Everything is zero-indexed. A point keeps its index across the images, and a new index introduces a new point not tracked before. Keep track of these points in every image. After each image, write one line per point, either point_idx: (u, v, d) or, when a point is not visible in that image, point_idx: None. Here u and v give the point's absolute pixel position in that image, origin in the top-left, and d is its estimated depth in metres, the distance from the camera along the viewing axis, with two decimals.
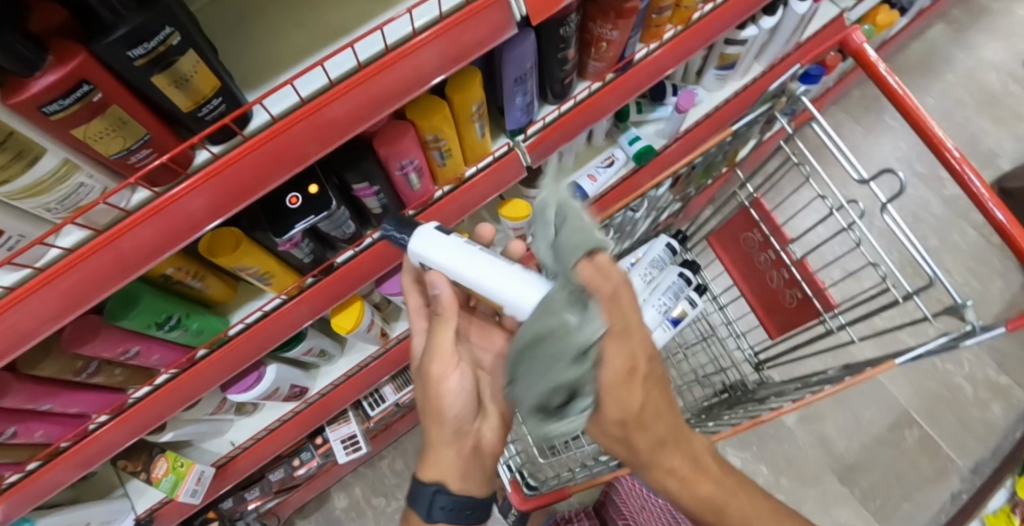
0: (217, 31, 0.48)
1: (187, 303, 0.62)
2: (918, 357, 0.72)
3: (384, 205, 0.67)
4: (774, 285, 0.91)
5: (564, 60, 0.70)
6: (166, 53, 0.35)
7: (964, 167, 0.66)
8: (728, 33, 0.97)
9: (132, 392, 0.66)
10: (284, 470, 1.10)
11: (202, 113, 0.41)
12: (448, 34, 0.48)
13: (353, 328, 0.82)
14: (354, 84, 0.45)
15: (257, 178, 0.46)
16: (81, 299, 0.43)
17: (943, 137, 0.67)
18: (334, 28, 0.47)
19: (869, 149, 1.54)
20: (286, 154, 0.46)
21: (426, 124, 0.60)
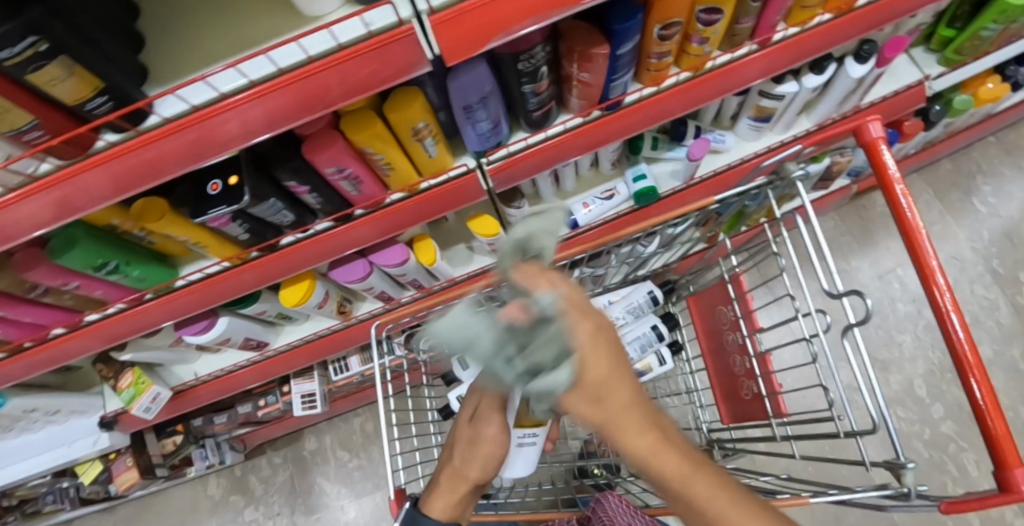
0: (150, 25, 0.51)
1: (133, 252, 0.68)
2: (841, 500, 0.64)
3: (323, 201, 0.68)
4: (736, 371, 0.84)
5: (532, 92, 0.66)
6: (33, 57, 0.39)
7: (947, 308, 0.56)
8: (766, 83, 0.86)
9: (87, 315, 0.74)
10: (251, 406, 1.13)
11: (92, 105, 0.45)
12: (348, 63, 0.47)
13: (298, 303, 0.82)
14: (238, 101, 0.46)
15: (145, 169, 0.49)
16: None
17: (936, 264, 0.58)
18: (245, 39, 0.49)
19: (945, 231, 1.35)
20: (174, 153, 0.48)
21: (358, 138, 0.59)
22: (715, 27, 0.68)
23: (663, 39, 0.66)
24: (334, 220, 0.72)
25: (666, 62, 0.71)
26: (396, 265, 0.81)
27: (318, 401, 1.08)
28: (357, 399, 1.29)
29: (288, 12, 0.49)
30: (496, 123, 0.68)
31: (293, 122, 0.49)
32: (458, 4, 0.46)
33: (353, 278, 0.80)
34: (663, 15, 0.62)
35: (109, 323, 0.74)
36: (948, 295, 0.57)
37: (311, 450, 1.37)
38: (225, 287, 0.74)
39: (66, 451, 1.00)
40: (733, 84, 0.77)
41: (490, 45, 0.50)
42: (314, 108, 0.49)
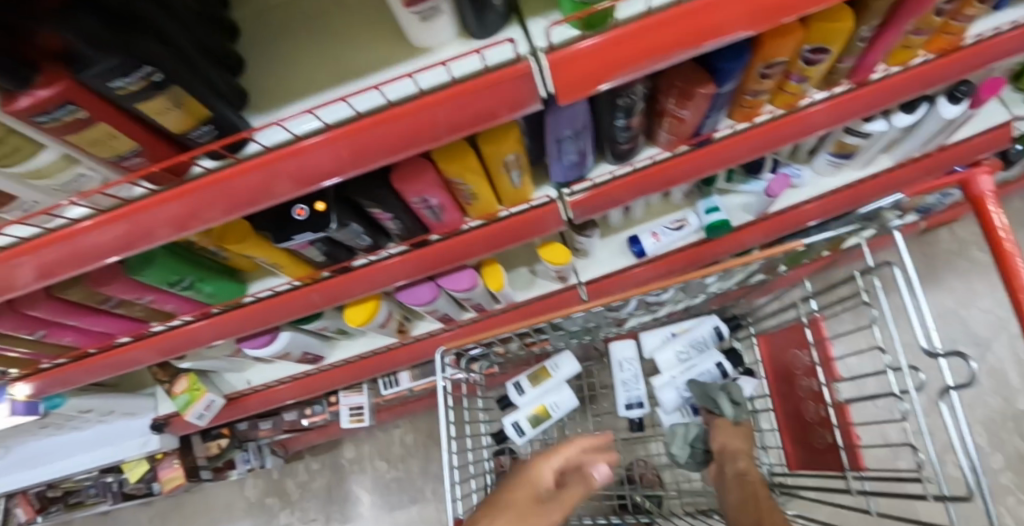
0: (249, 49, 0.50)
1: (206, 268, 0.67)
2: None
3: (403, 228, 0.66)
4: (809, 418, 0.79)
5: (624, 126, 0.63)
6: (149, 86, 0.37)
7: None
8: (854, 122, 0.82)
9: (153, 325, 0.74)
10: (296, 414, 1.13)
11: (195, 134, 0.44)
12: (462, 98, 0.44)
13: (363, 322, 0.80)
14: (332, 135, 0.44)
15: (222, 203, 0.46)
16: (61, 269, 0.48)
17: None
18: (350, 69, 0.47)
19: None
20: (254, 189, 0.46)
21: (449, 169, 0.57)
22: (818, 66, 0.64)
23: (764, 77, 0.62)
24: (407, 245, 0.70)
25: (761, 100, 0.68)
26: (463, 290, 0.80)
27: (365, 413, 1.09)
28: (398, 411, 1.28)
29: (397, 41, 0.47)
30: (582, 155, 0.65)
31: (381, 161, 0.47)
32: (576, 45, 0.44)
33: (418, 301, 0.80)
34: (768, 55, 0.59)
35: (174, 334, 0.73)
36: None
37: (348, 458, 1.36)
38: (287, 305, 0.72)
39: (115, 450, 1.00)
40: (804, 130, 0.73)
41: (604, 88, 0.47)
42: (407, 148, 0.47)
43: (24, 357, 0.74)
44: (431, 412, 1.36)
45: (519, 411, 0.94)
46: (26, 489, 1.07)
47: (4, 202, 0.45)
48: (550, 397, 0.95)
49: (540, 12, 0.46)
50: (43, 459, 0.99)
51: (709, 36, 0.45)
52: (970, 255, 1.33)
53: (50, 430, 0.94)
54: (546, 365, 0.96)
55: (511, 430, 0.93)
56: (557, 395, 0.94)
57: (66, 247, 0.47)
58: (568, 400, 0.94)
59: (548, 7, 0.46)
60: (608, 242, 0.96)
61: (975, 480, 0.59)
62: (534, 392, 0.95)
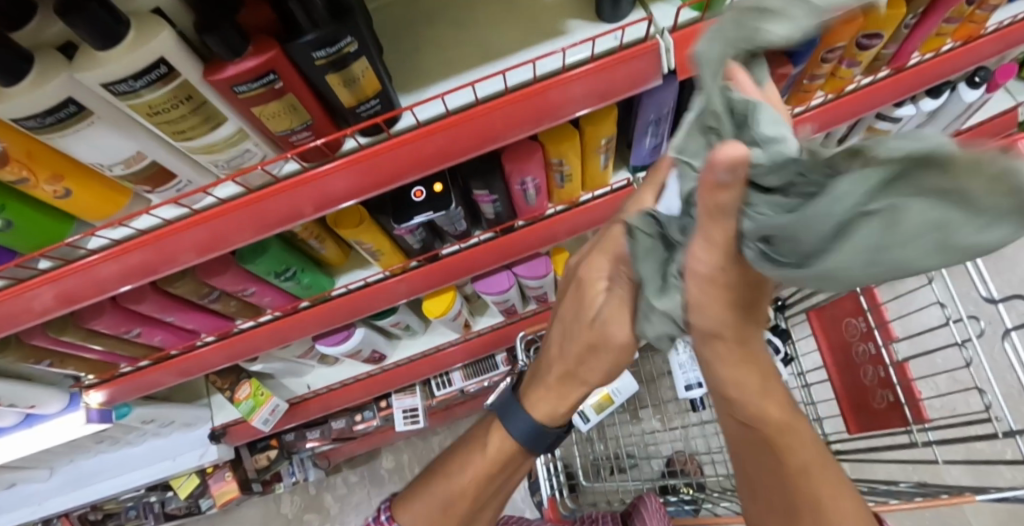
0: (386, 34, 0.53)
1: (304, 260, 0.68)
2: (1004, 498, 0.67)
3: (497, 213, 0.69)
4: (866, 381, 0.84)
5: (701, 110, 0.68)
6: (341, 57, 0.40)
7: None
8: (885, 108, 0.89)
9: (239, 322, 0.74)
10: (345, 422, 1.12)
11: (361, 110, 0.46)
12: (600, 72, 0.48)
13: (440, 314, 0.82)
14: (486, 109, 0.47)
15: (382, 176, 0.50)
16: (215, 245, 0.50)
17: None
18: (489, 51, 0.50)
19: (1015, 255, 1.37)
20: (408, 162, 0.49)
21: (553, 149, 0.61)
22: (869, 51, 0.71)
23: (825, 61, 0.69)
24: (494, 231, 0.73)
25: (816, 84, 0.74)
26: (537, 279, 0.82)
27: (420, 416, 1.06)
28: (441, 416, 1.27)
29: (532, 26, 0.51)
30: (661, 139, 0.70)
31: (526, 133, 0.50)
32: (699, 23, 0.49)
33: (496, 290, 0.81)
34: (833, 40, 0.65)
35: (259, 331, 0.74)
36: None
37: (388, 469, 1.35)
38: (370, 299, 0.74)
39: (170, 464, 0.98)
40: (796, 134, 0.79)
41: None
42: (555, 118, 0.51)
43: (105, 360, 0.73)
44: (470, 417, 1.36)
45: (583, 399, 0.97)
46: (69, 512, 1.03)
47: (165, 180, 0.47)
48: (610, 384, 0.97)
49: None
50: (93, 477, 0.97)
51: None
52: None
53: (108, 443, 0.91)
54: None
55: (577, 417, 0.96)
56: (618, 381, 0.97)
57: (221, 224, 0.49)
58: (630, 385, 0.96)
59: None
60: None
61: None
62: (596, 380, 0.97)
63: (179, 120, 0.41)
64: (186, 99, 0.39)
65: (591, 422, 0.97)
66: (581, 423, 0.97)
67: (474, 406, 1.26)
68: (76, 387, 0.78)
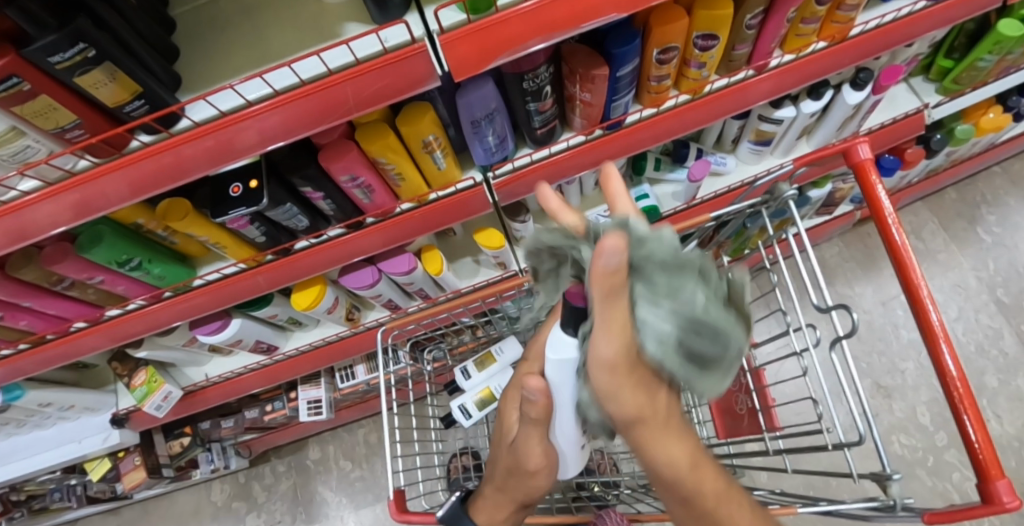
0: (185, 38, 0.56)
1: (154, 251, 0.72)
2: (829, 512, 0.63)
3: (337, 208, 0.72)
4: (730, 385, 0.83)
5: (536, 110, 0.70)
6: (82, 61, 0.43)
7: (940, 344, 0.57)
8: (763, 108, 0.89)
9: (107, 311, 0.78)
10: (257, 411, 1.18)
11: (130, 109, 0.49)
12: (368, 75, 0.50)
13: (310, 307, 0.86)
14: (311, 91, 0.50)
15: (306, 119, 0.52)
16: (145, 186, 0.53)
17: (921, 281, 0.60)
18: (270, 54, 0.53)
19: (948, 260, 1.35)
20: (310, 115, 0.51)
21: (370, 149, 0.64)
22: (711, 52, 0.71)
23: (661, 62, 0.69)
24: (344, 227, 0.76)
25: (666, 85, 0.75)
26: (403, 273, 0.87)
27: (323, 407, 1.12)
28: (360, 408, 1.30)
29: (312, 29, 0.53)
30: (500, 139, 0.72)
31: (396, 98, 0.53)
32: (464, 26, 0.51)
33: (362, 285, 0.86)
34: (659, 41, 0.66)
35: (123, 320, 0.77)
36: (940, 326, 0.57)
37: (314, 459, 1.39)
38: (214, 297, 0.77)
39: (76, 447, 1.03)
40: (693, 123, 0.80)
41: (493, 65, 0.53)
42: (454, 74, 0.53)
43: None
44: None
45: (466, 394, 0.99)
46: None
47: None
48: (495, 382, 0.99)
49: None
50: (5, 458, 1.01)
51: (583, 18, 0.53)
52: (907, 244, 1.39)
53: (12, 426, 0.96)
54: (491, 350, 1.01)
55: (459, 413, 0.98)
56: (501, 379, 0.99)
57: (21, 215, 0.52)
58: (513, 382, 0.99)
59: None
60: (547, 231, 1.05)
61: (866, 425, 0.63)
62: (480, 376, 0.99)
63: None
64: None
65: (473, 418, 0.97)
66: (463, 418, 0.98)
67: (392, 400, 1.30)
68: None
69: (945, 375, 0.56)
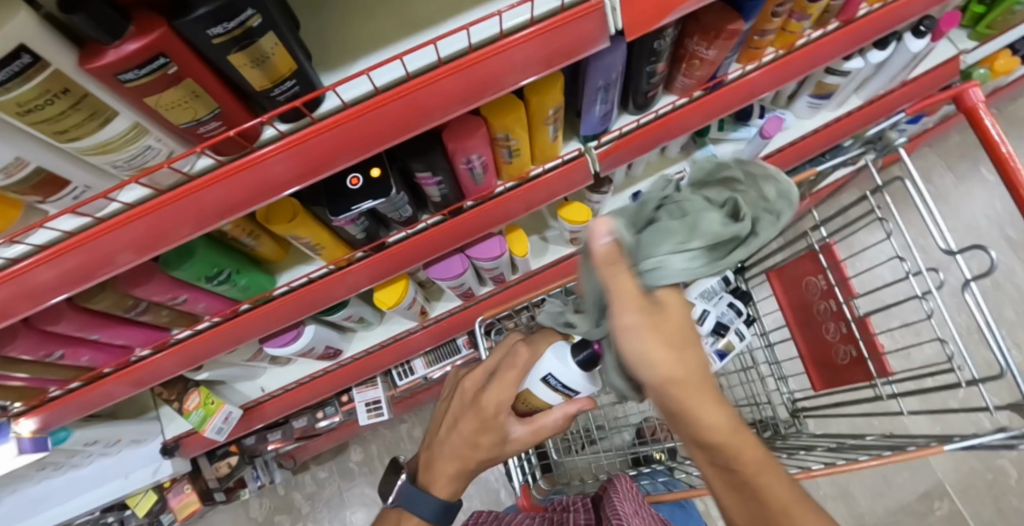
0: (305, 7, 0.47)
1: (239, 260, 0.63)
2: (970, 446, 0.62)
3: (443, 195, 0.66)
4: (829, 337, 0.84)
5: (651, 72, 0.65)
6: (242, 35, 0.35)
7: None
8: (834, 62, 0.88)
9: (175, 333, 0.69)
10: (307, 420, 1.09)
11: (273, 93, 0.41)
12: (541, 37, 0.44)
13: (394, 305, 0.80)
14: (463, 66, 0.43)
15: (320, 159, 0.44)
16: (155, 242, 0.44)
17: None
18: (420, 19, 0.45)
19: (959, 201, 1.42)
20: (331, 150, 0.44)
21: (497, 123, 0.57)
22: (820, 3, 0.68)
23: (775, 15, 0.66)
24: (443, 214, 0.69)
25: (767, 40, 0.72)
26: (491, 259, 0.81)
27: (384, 408, 1.05)
28: (409, 404, 1.25)
29: None
30: (611, 107, 0.67)
31: (423, 127, 0.46)
32: None
33: (449, 275, 0.80)
34: None
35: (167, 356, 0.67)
36: None
37: (358, 461, 1.33)
38: (280, 312, 0.68)
39: (122, 483, 0.93)
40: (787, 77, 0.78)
41: (663, 22, 0.48)
42: (482, 94, 0.46)
43: (30, 386, 0.66)
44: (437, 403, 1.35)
45: None
46: None
47: (56, 188, 0.40)
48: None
49: None
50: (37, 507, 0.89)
51: None
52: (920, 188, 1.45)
53: (47, 471, 0.84)
54: None
55: None
56: None
57: (125, 231, 0.43)
58: None
59: None
60: (612, 201, 1.02)
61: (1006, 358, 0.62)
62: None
63: (59, 117, 0.34)
64: (63, 93, 0.33)
65: None
66: None
67: (441, 392, 1.24)
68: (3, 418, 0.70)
69: None
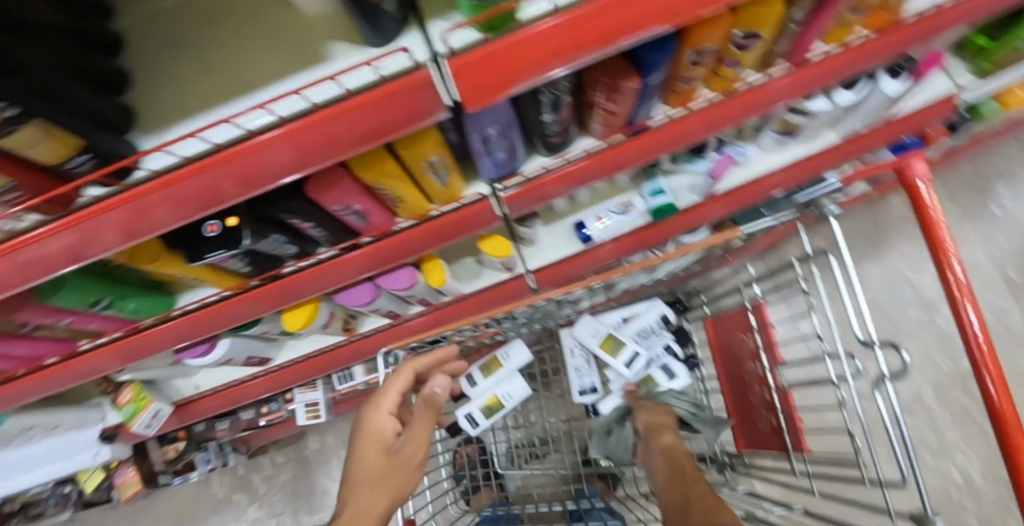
0: (140, 61, 0.46)
1: (127, 285, 0.65)
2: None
3: (328, 235, 0.64)
4: (753, 401, 0.80)
5: (552, 121, 0.61)
6: (2, 122, 0.34)
7: (963, 300, 0.55)
8: (794, 101, 0.81)
9: (81, 344, 0.71)
10: (252, 412, 1.14)
11: (73, 163, 0.41)
12: (359, 110, 0.41)
13: (302, 327, 0.80)
14: (273, 141, 0.41)
15: (207, 197, 0.43)
16: (28, 275, 0.44)
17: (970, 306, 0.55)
18: (240, 83, 0.44)
19: (960, 237, 1.32)
20: (152, 214, 0.43)
21: (365, 175, 0.55)
22: (749, 51, 0.62)
23: (693, 65, 0.60)
24: (338, 249, 0.69)
25: (694, 86, 0.66)
26: (403, 289, 0.80)
27: (321, 410, 1.09)
28: (360, 402, 1.27)
29: (290, 52, 0.44)
30: (511, 152, 0.64)
31: (257, 191, 0.44)
32: (480, 48, 0.41)
33: (359, 302, 0.80)
34: (697, 42, 0.57)
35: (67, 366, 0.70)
36: (984, 343, 0.53)
37: (314, 449, 1.38)
38: (170, 335, 0.69)
39: (64, 464, 0.97)
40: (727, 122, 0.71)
41: (511, 93, 0.44)
42: (304, 165, 0.44)
43: None
44: None
45: (472, 402, 0.95)
46: None
47: None
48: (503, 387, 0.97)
49: (442, 12, 0.44)
50: None
51: (618, 33, 0.43)
52: None
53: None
54: (497, 354, 0.97)
55: (464, 421, 0.94)
56: (508, 386, 0.95)
57: None
58: (520, 389, 0.95)
59: (448, 9, 0.44)
60: (553, 228, 0.98)
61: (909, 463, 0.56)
62: (486, 383, 0.96)
63: None
64: None
65: (480, 427, 0.94)
66: (469, 426, 0.95)
67: None
68: None
69: (988, 400, 0.51)
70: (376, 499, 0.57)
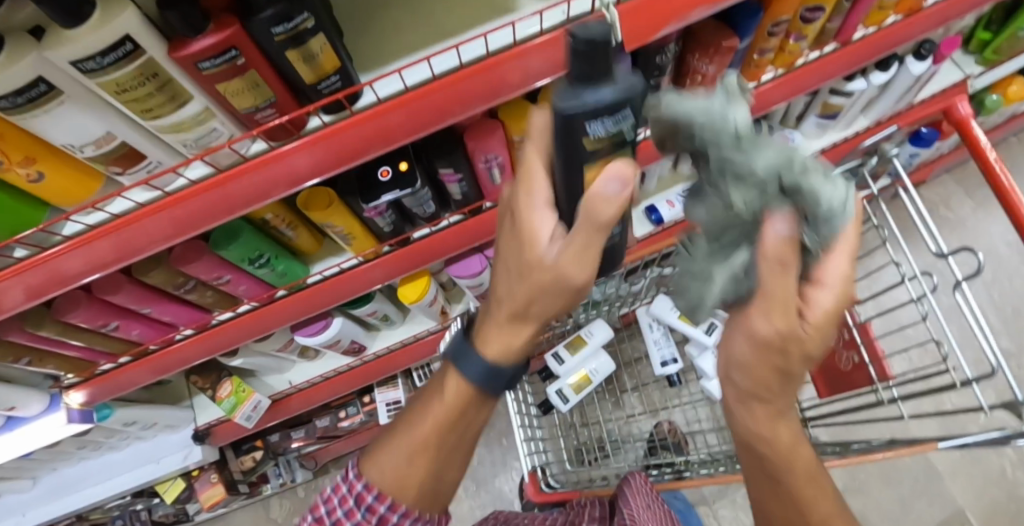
0: (350, 19, 0.55)
1: (278, 247, 0.70)
2: (964, 444, 0.64)
3: (464, 193, 0.71)
4: (832, 344, 0.87)
5: (656, 86, 0.71)
6: (301, 34, 0.42)
7: None
8: (837, 81, 0.93)
9: (216, 314, 0.75)
10: (330, 419, 1.14)
11: (323, 85, 0.48)
12: (552, 45, 0.49)
13: (416, 299, 0.85)
14: (481, 70, 0.48)
15: (348, 150, 0.50)
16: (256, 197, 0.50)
17: None
18: (441, 31, 0.53)
19: (977, 226, 1.43)
20: (371, 138, 0.50)
21: (512, 127, 0.64)
22: (813, 24, 0.74)
23: (772, 35, 0.72)
24: (464, 213, 0.74)
25: (767, 58, 0.78)
26: None
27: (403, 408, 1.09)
28: None
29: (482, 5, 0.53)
30: None
31: (458, 117, 0.51)
32: None
33: (468, 273, 0.85)
34: (776, 13, 0.68)
35: (205, 337, 0.74)
36: None
37: None
38: (305, 303, 0.74)
39: (154, 467, 1.00)
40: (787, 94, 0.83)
41: (659, 33, 0.53)
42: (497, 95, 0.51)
43: (84, 358, 0.74)
44: None
45: (561, 379, 1.02)
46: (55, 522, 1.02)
47: (134, 162, 0.47)
48: (589, 363, 1.03)
49: None
50: (75, 486, 0.97)
51: None
52: (938, 214, 1.45)
53: (88, 450, 0.92)
54: (581, 333, 1.02)
55: (557, 397, 1.01)
56: (596, 361, 1.02)
57: (179, 209, 0.49)
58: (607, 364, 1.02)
59: None
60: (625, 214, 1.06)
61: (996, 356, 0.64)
62: (575, 360, 1.01)
63: (146, 98, 0.41)
64: (152, 77, 0.40)
65: (571, 401, 1.01)
66: (561, 402, 1.01)
67: None
68: (56, 388, 0.78)
69: None
70: (504, 340, 0.45)
